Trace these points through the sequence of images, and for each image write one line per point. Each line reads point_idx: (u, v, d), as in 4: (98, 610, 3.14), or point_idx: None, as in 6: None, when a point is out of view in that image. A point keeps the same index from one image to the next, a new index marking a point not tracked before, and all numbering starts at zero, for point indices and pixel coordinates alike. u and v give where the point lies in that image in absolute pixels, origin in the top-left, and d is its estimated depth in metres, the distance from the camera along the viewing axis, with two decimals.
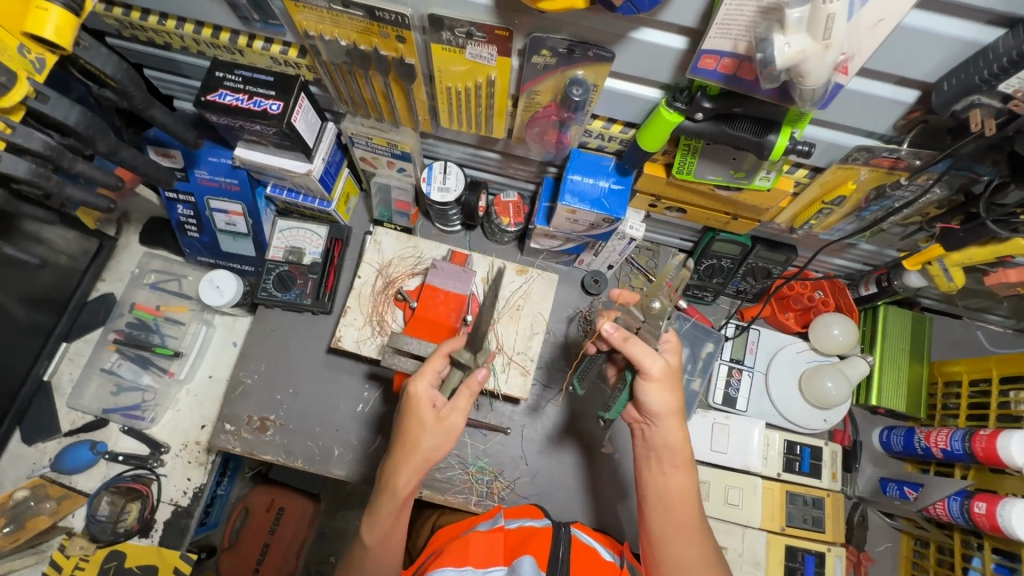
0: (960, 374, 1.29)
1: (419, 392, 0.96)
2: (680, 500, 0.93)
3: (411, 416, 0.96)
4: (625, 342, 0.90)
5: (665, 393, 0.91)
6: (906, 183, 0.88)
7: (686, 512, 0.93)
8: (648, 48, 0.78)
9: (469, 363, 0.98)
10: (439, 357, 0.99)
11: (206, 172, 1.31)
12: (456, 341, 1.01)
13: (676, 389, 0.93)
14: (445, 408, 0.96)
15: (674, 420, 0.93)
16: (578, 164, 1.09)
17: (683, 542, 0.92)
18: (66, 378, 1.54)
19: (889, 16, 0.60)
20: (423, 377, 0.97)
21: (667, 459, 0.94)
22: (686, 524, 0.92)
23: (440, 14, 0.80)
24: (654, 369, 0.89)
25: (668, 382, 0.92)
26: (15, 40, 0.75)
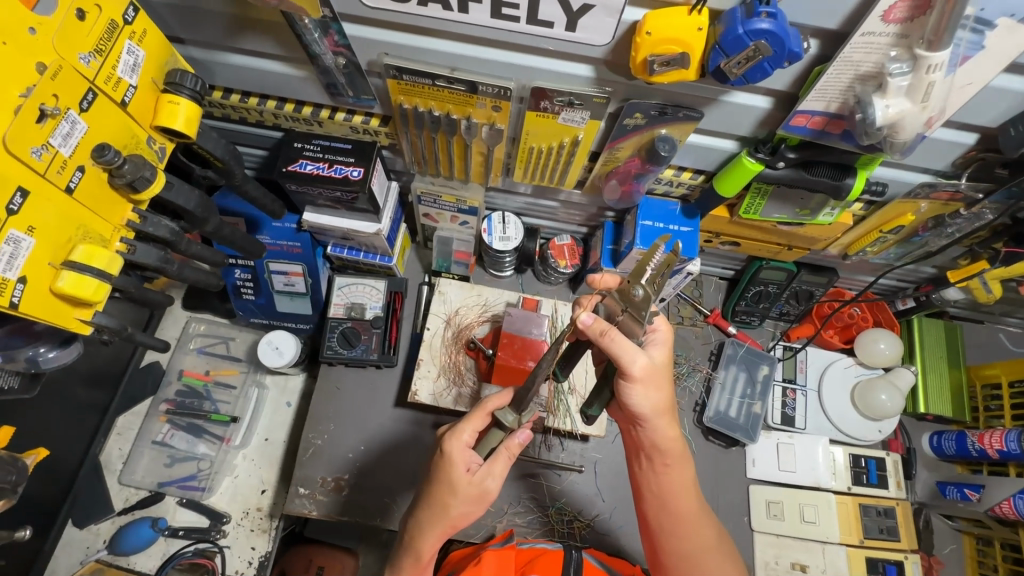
0: (998, 376, 1.40)
1: (452, 451, 0.88)
2: (678, 494, 0.96)
3: (444, 480, 0.89)
4: (603, 335, 0.82)
5: (649, 393, 0.86)
6: (964, 213, 0.98)
7: (685, 504, 0.96)
8: (736, 108, 0.85)
9: (513, 427, 0.87)
10: (480, 415, 0.90)
11: (268, 237, 1.30)
12: (501, 398, 0.92)
13: (663, 387, 0.88)
14: (480, 473, 0.89)
15: (665, 422, 0.91)
16: (649, 210, 1.15)
17: (685, 532, 0.96)
18: (116, 454, 1.47)
19: (976, 79, 0.68)
20: (460, 434, 0.89)
21: (657, 458, 0.95)
22: (686, 516, 0.96)
23: (542, 85, 0.86)
24: (636, 369, 0.82)
25: (651, 382, 0.86)
26: (146, 133, 0.76)
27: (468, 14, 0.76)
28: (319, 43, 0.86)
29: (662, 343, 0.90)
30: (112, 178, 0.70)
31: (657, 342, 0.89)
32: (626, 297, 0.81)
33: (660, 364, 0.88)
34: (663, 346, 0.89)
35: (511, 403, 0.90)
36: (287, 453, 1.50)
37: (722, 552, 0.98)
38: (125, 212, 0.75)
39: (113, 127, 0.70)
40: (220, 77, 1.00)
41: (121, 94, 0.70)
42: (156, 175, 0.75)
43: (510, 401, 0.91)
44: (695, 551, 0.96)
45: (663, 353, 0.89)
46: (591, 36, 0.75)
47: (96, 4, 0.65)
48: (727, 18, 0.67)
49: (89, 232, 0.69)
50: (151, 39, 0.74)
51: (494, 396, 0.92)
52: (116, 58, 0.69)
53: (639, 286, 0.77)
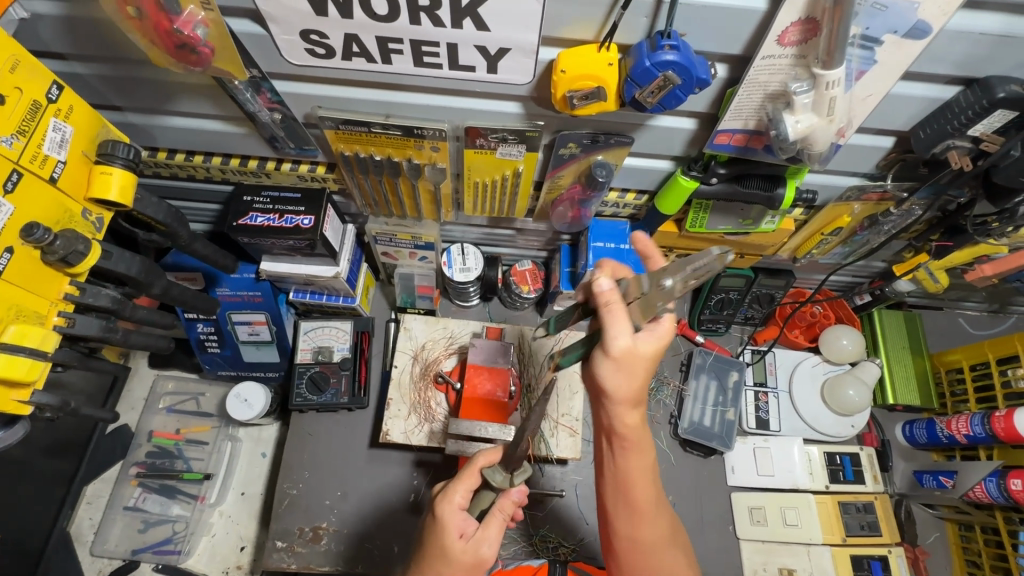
0: (959, 361, 1.42)
1: (444, 515, 0.85)
2: (638, 482, 0.86)
3: (435, 547, 0.85)
4: (604, 306, 0.76)
5: (619, 373, 0.76)
6: (896, 211, 1.02)
7: (642, 495, 0.86)
8: (664, 131, 0.88)
9: (501, 486, 0.86)
10: (472, 474, 0.88)
11: (227, 289, 1.28)
12: (491, 455, 0.90)
13: (640, 375, 0.78)
14: (475, 538, 0.84)
15: (629, 407, 0.80)
16: (599, 231, 1.17)
17: (637, 524, 0.88)
18: (87, 524, 1.43)
19: (875, 91, 0.73)
20: (451, 495, 0.87)
21: (622, 443, 0.84)
22: (643, 506, 0.87)
23: (474, 124, 0.89)
24: (613, 346, 0.75)
25: (627, 366, 0.76)
26: (80, 207, 0.77)
27: (392, 64, 0.78)
28: (253, 102, 0.88)
29: (658, 337, 0.77)
30: (44, 255, 0.71)
31: (655, 334, 0.77)
32: (651, 282, 0.75)
33: (648, 356, 0.77)
34: (661, 339, 0.77)
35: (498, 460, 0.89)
36: (264, 506, 1.46)
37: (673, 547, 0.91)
38: (62, 285, 0.76)
39: (42, 205, 0.71)
40: (161, 139, 1.01)
41: (49, 171, 0.71)
42: (91, 248, 0.76)
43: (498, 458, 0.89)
44: (645, 545, 0.88)
45: (656, 348, 0.77)
46: (513, 76, 0.78)
47: (18, 86, 0.67)
48: (635, 52, 0.70)
49: (21, 312, 0.70)
50: (79, 113, 0.75)
51: (482, 452, 0.90)
52: (41, 136, 0.70)
53: (668, 279, 0.70)
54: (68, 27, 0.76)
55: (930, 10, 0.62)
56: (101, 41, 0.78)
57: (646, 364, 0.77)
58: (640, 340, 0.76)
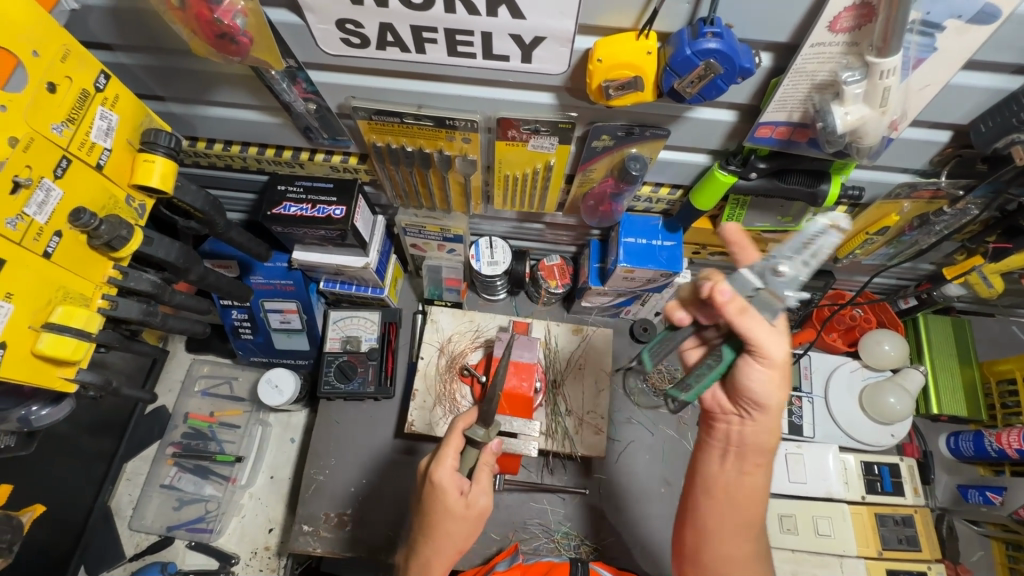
0: (1013, 371, 1.34)
1: (441, 478, 0.86)
2: (748, 501, 0.88)
3: (441, 510, 0.86)
4: (740, 313, 0.72)
5: (782, 380, 0.80)
6: (949, 210, 0.97)
7: (751, 515, 0.88)
8: (702, 123, 0.85)
9: (485, 438, 0.89)
10: (456, 434, 0.91)
11: (261, 277, 1.31)
12: (469, 417, 0.94)
13: (783, 380, 0.82)
14: (473, 493, 0.88)
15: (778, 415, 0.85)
16: (630, 227, 1.15)
17: (736, 543, 0.87)
18: (126, 500, 1.49)
19: (933, 81, 0.68)
20: (444, 460, 0.88)
21: (750, 455, 0.88)
22: (751, 525, 0.88)
23: (506, 116, 0.88)
24: (775, 352, 0.76)
25: (784, 370, 0.80)
26: (124, 193, 0.80)
27: (426, 54, 0.78)
28: (289, 92, 0.89)
29: (784, 336, 0.77)
30: (90, 240, 0.74)
31: (780, 334, 0.76)
32: (759, 275, 0.73)
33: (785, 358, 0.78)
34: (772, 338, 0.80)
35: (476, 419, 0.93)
36: (292, 490, 1.50)
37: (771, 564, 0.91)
38: (106, 269, 0.79)
39: (89, 190, 0.73)
40: (200, 129, 1.04)
41: (96, 158, 0.73)
42: (134, 234, 0.79)
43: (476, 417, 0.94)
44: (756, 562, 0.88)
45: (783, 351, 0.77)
46: (548, 66, 0.76)
47: (68, 75, 0.69)
48: (675, 40, 0.67)
49: (69, 293, 0.73)
50: (124, 102, 0.77)
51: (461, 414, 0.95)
52: (89, 124, 0.72)
53: (780, 265, 0.70)
54: (116, 18, 0.78)
55: None
56: (145, 32, 0.81)
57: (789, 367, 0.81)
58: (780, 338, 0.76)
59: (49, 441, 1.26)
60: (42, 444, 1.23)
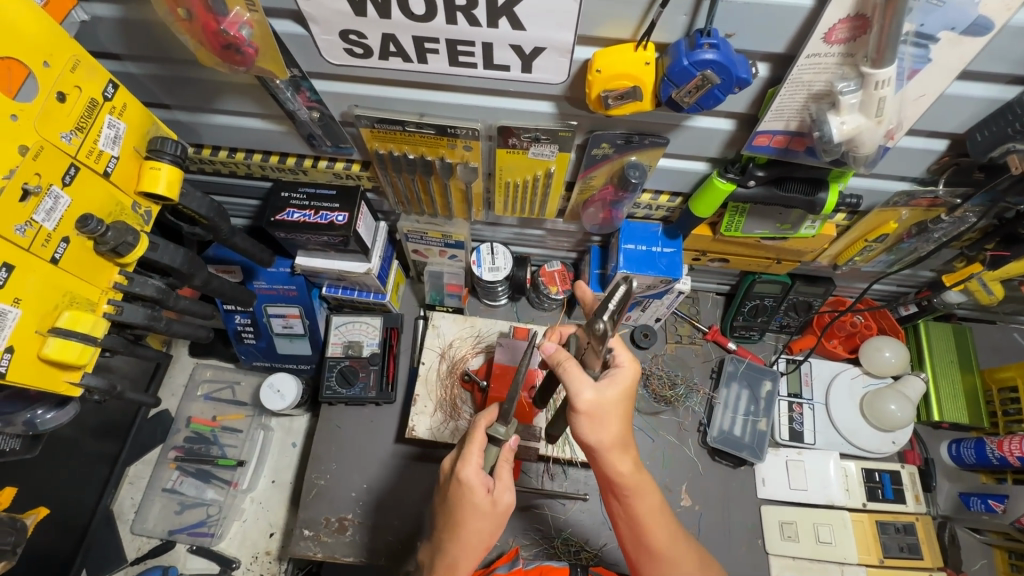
0: (1014, 378, 1.34)
1: (468, 477, 0.85)
2: (647, 523, 0.88)
3: (467, 510, 0.85)
4: (558, 364, 0.84)
5: (601, 425, 0.82)
6: (947, 218, 0.97)
7: (656, 535, 0.89)
8: (701, 132, 0.86)
9: (506, 436, 0.88)
10: (479, 433, 0.89)
11: (264, 282, 1.32)
12: (490, 414, 0.92)
13: (617, 418, 0.84)
14: (499, 489, 0.87)
15: (617, 453, 0.84)
16: (630, 233, 1.16)
17: (661, 564, 0.90)
18: (129, 503, 1.49)
19: (929, 91, 0.69)
20: (469, 460, 0.86)
21: (617, 491, 0.88)
22: (664, 543, 0.89)
23: (507, 124, 0.89)
24: (584, 395, 0.80)
25: (602, 417, 0.82)
26: (131, 199, 0.81)
27: (428, 64, 0.79)
28: (293, 101, 0.90)
29: (617, 383, 0.82)
30: (97, 246, 0.75)
31: (616, 380, 0.82)
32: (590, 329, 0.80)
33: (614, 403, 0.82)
34: (624, 385, 0.82)
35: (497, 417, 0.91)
36: (293, 494, 1.50)
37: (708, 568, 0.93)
38: (112, 275, 0.80)
39: (96, 197, 0.75)
40: (206, 136, 1.05)
41: (103, 165, 0.75)
42: (140, 240, 0.80)
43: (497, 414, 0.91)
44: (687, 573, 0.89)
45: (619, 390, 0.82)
46: (548, 76, 0.77)
47: (78, 85, 0.70)
48: (673, 51, 0.68)
49: (75, 298, 0.74)
50: (132, 111, 0.78)
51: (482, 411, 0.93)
52: (97, 133, 0.74)
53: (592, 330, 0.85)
54: (124, 29, 0.80)
55: (993, 5, 0.59)
56: (152, 42, 0.82)
57: (619, 408, 0.83)
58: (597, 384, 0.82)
59: (52, 444, 1.26)
60: (46, 447, 1.24)
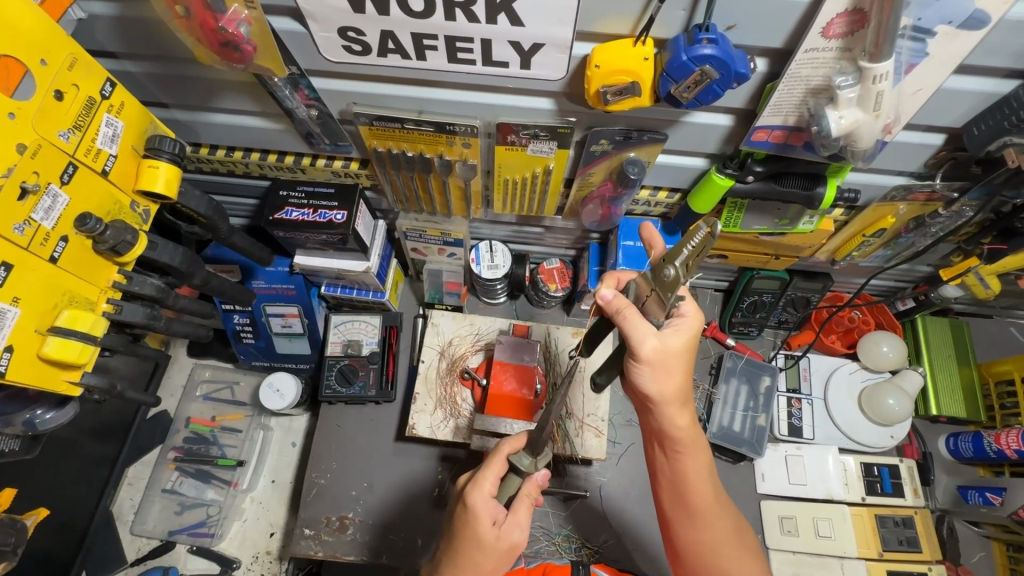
0: (1010, 372, 1.35)
1: (477, 504, 0.85)
2: (694, 480, 0.89)
3: (470, 536, 0.85)
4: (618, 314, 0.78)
5: (659, 376, 0.79)
6: (944, 212, 0.98)
7: (699, 495, 0.89)
8: (699, 128, 0.86)
9: (529, 470, 0.86)
10: (499, 459, 0.89)
11: (263, 281, 1.31)
12: (516, 442, 0.91)
13: (678, 370, 0.81)
14: (507, 524, 0.86)
15: (674, 407, 0.84)
16: (629, 230, 1.16)
17: (697, 525, 0.90)
18: (128, 504, 1.49)
19: (926, 85, 0.70)
20: (482, 484, 0.87)
21: (669, 445, 0.89)
22: (707, 504, 0.89)
23: (506, 121, 0.89)
24: (646, 346, 0.76)
25: (663, 366, 0.79)
26: (129, 198, 0.81)
27: (426, 61, 0.79)
28: (291, 99, 0.90)
29: (682, 331, 0.79)
30: (95, 244, 0.75)
31: (679, 329, 0.78)
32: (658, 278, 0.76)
33: (677, 354, 0.79)
34: (690, 335, 0.79)
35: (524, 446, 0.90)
36: (293, 494, 1.50)
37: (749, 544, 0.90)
38: (111, 274, 0.80)
39: (95, 196, 0.74)
40: (203, 135, 1.05)
41: (101, 164, 0.75)
42: (139, 239, 0.80)
43: (522, 444, 0.91)
44: (719, 538, 0.89)
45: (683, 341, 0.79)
46: (547, 72, 0.77)
47: (75, 83, 0.70)
48: (671, 46, 0.69)
49: (74, 297, 0.74)
50: (129, 109, 0.78)
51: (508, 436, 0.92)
52: (95, 131, 0.73)
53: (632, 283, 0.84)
54: (121, 26, 0.80)
55: None
56: (150, 40, 0.82)
57: (680, 360, 0.80)
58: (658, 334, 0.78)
59: (51, 445, 1.26)
60: (45, 448, 1.24)
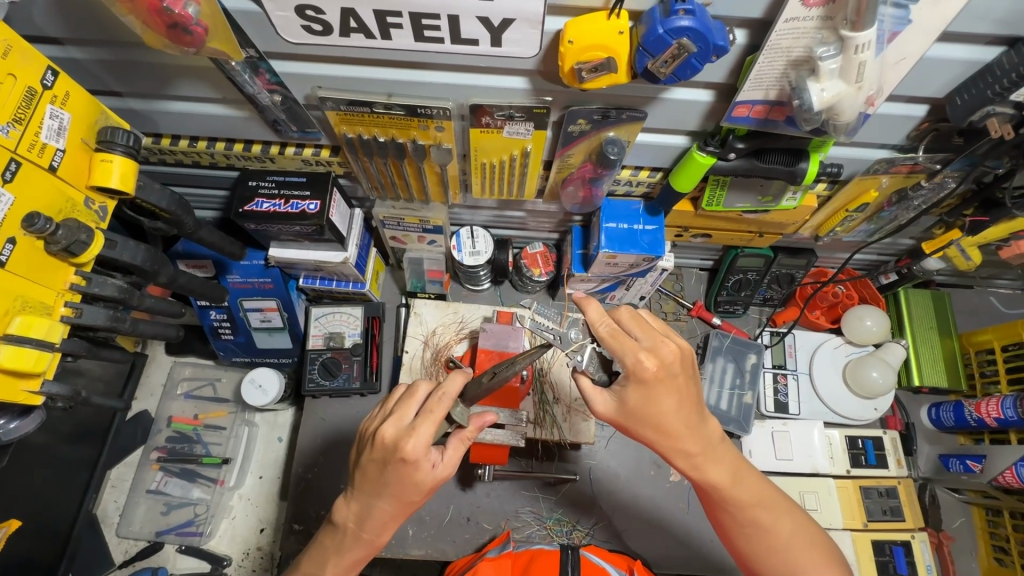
0: (991, 341, 1.36)
1: (414, 455, 0.77)
2: (707, 466, 0.86)
3: (404, 480, 0.80)
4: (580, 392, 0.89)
5: (638, 424, 0.84)
6: (927, 184, 0.97)
7: (725, 518, 0.90)
8: (680, 104, 0.83)
9: (463, 419, 0.84)
10: (441, 407, 0.79)
11: (238, 276, 1.27)
12: (454, 391, 0.81)
13: (662, 401, 0.81)
14: (444, 464, 0.82)
15: (678, 442, 0.84)
16: (611, 211, 1.13)
17: (741, 541, 0.90)
18: (112, 507, 1.47)
19: (909, 54, 0.67)
20: (418, 433, 0.78)
21: (682, 457, 0.86)
22: (730, 478, 0.87)
23: (480, 102, 0.85)
24: (602, 411, 0.86)
25: (636, 413, 0.83)
26: (82, 195, 0.77)
27: (392, 40, 0.75)
28: (252, 83, 0.86)
29: (639, 385, 0.80)
30: (47, 246, 0.71)
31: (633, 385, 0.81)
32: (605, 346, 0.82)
33: (640, 403, 0.82)
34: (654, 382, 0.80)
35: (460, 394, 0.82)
36: (281, 490, 1.48)
37: (801, 537, 0.88)
38: (67, 276, 0.76)
39: (43, 194, 0.70)
40: (163, 125, 1.00)
41: (48, 159, 0.70)
42: (95, 238, 0.76)
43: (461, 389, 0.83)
44: (771, 546, 0.88)
45: (637, 395, 0.81)
46: (519, 50, 0.74)
47: (11, 73, 0.66)
48: (648, 19, 0.66)
49: (27, 303, 0.71)
50: (75, 100, 0.74)
51: (454, 379, 0.82)
52: (38, 124, 0.69)
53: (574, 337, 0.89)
54: (62, 9, 0.74)
55: None
56: (94, 24, 0.77)
57: (652, 407, 0.82)
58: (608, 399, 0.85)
59: (27, 452, 1.22)
60: (19, 455, 1.20)
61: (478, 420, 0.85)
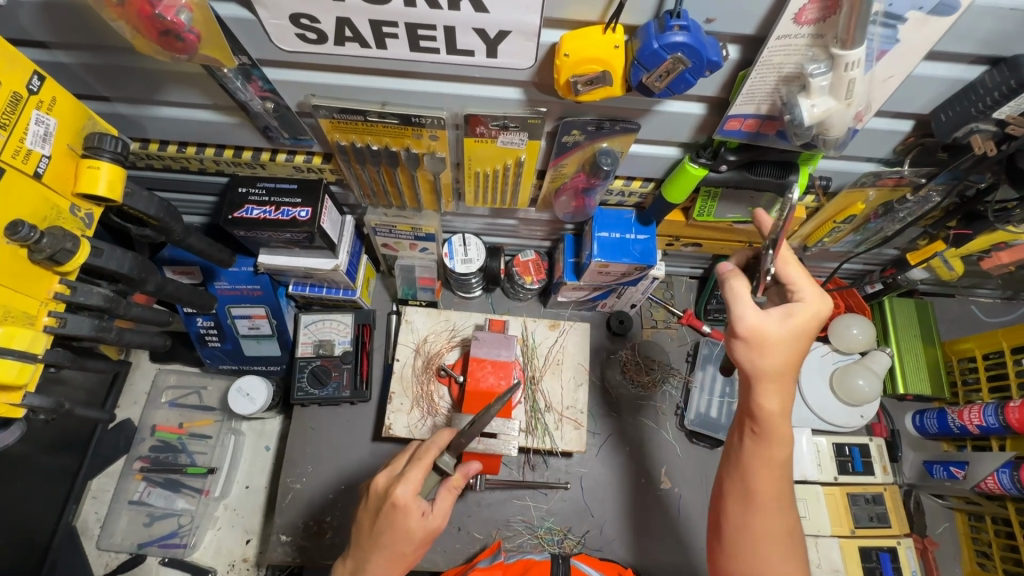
0: (972, 349, 1.39)
1: (404, 501, 0.81)
2: (775, 428, 0.80)
3: (395, 528, 0.81)
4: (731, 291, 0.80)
5: (778, 352, 0.77)
6: (912, 197, 0.99)
7: (762, 480, 0.82)
8: (672, 117, 0.84)
9: (450, 467, 0.86)
10: (428, 454, 0.85)
11: (226, 283, 1.25)
12: (438, 442, 0.88)
13: (798, 344, 0.78)
14: (434, 514, 0.83)
15: (769, 386, 0.79)
16: (604, 221, 1.14)
17: (755, 512, 0.82)
18: (93, 518, 1.42)
19: (897, 72, 0.69)
20: (408, 478, 0.82)
21: (760, 424, 0.81)
22: (777, 451, 0.81)
23: (474, 112, 0.85)
24: (750, 322, 0.78)
25: (758, 343, 0.78)
26: (67, 202, 0.75)
27: (387, 50, 0.75)
28: (244, 91, 0.85)
29: (784, 314, 0.78)
30: (31, 254, 0.70)
31: (793, 311, 0.78)
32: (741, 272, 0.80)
33: (776, 335, 0.77)
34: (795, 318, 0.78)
35: (448, 444, 0.88)
36: (268, 499, 1.45)
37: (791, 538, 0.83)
38: (52, 284, 0.74)
39: (27, 201, 0.69)
40: (152, 130, 0.98)
41: (33, 165, 0.69)
42: (80, 246, 0.74)
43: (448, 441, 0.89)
44: (766, 530, 0.82)
45: (777, 324, 0.77)
46: (515, 61, 0.74)
47: None
48: (642, 34, 0.66)
49: (10, 313, 0.69)
50: (62, 105, 0.72)
51: (441, 432, 0.88)
52: (23, 130, 0.68)
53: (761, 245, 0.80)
54: (49, 13, 0.73)
55: None
56: (83, 28, 0.75)
57: (785, 347, 0.78)
58: (768, 315, 0.78)
59: (6, 463, 1.19)
60: None
61: (464, 469, 0.87)
